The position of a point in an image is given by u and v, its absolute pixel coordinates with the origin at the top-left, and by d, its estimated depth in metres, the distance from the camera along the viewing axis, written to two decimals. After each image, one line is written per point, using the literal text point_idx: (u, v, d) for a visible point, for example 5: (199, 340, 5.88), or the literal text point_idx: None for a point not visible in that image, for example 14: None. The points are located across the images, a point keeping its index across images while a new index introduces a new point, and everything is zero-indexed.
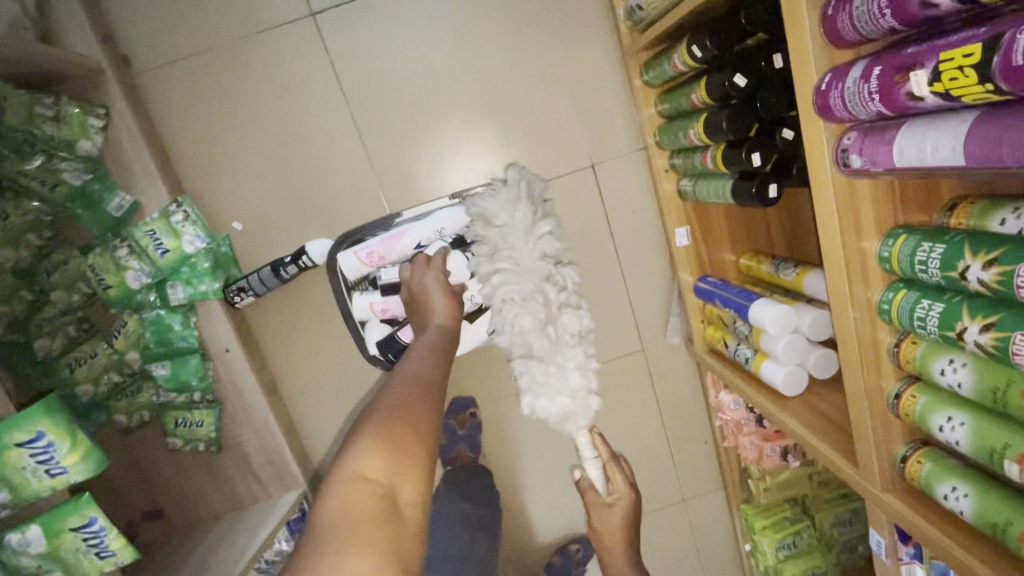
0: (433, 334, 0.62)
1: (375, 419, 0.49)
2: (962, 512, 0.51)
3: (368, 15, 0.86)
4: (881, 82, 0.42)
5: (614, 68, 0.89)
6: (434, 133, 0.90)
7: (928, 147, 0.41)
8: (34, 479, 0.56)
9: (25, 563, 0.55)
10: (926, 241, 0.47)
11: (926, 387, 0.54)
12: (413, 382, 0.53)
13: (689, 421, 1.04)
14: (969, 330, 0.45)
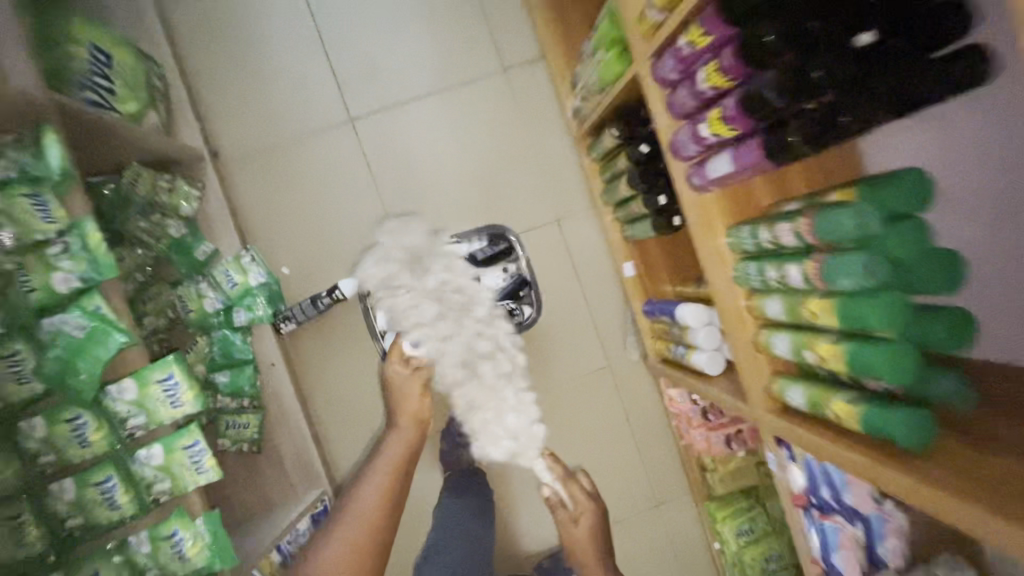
0: (398, 448, 0.90)
1: (359, 498, 0.83)
2: (801, 404, 0.69)
3: (390, 118, 1.18)
4: (692, 130, 0.68)
5: (570, 151, 1.22)
6: (436, 199, 1.19)
7: (721, 163, 0.67)
8: (162, 408, 0.71)
9: (147, 473, 0.71)
10: (743, 225, 0.72)
11: (771, 324, 0.74)
12: (376, 496, 0.84)
13: (650, 423, 1.27)
14: (769, 271, 0.67)
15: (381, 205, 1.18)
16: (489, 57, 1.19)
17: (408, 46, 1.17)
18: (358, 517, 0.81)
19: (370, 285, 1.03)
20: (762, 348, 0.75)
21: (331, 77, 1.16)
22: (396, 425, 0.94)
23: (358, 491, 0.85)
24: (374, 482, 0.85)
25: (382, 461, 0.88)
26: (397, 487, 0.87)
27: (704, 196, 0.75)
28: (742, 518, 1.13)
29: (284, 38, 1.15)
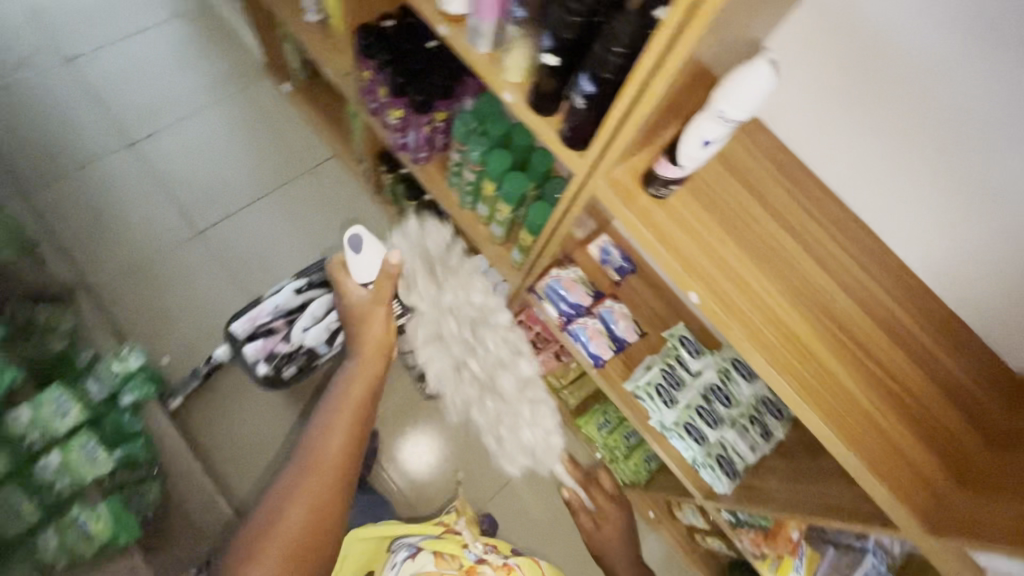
0: (360, 387, 0.90)
1: (326, 442, 0.83)
2: (518, 258, 1.08)
3: (230, 225, 1.54)
4: (391, 126, 1.10)
5: (377, 206, 1.61)
6: (282, 267, 1.52)
7: (411, 136, 1.07)
8: (56, 422, 0.78)
9: (43, 479, 0.74)
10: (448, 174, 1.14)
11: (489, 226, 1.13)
12: (346, 439, 0.84)
13: None
14: (465, 190, 1.09)
15: (238, 286, 1.48)
16: (296, 163, 1.63)
17: (233, 174, 1.60)
18: (325, 460, 0.81)
19: (234, 328, 1.27)
20: (494, 240, 1.13)
21: (176, 209, 1.54)
22: (360, 359, 0.94)
23: (331, 433, 0.84)
24: (342, 417, 0.86)
25: (347, 399, 0.88)
26: (361, 423, 0.87)
27: (425, 167, 1.16)
28: (599, 415, 1.35)
29: (134, 193, 1.54)
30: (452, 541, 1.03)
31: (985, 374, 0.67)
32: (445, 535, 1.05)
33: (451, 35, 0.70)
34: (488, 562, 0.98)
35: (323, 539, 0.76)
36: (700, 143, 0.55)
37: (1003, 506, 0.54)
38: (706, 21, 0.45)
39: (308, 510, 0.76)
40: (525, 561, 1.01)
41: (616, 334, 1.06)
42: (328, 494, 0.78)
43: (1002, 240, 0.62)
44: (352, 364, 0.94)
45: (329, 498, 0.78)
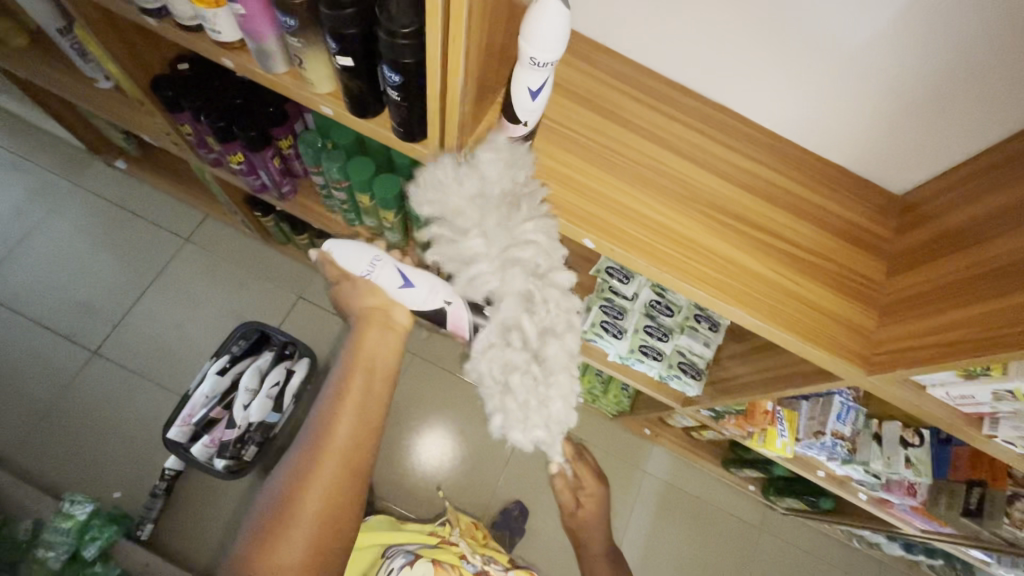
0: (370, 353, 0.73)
1: (332, 423, 0.67)
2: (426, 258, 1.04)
3: (125, 328, 1.41)
4: (243, 174, 1.01)
5: (273, 251, 1.51)
6: (200, 350, 1.41)
7: (266, 176, 0.99)
8: None
9: None
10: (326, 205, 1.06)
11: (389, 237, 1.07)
12: (355, 421, 0.68)
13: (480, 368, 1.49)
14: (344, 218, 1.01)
15: (163, 390, 1.37)
16: (169, 240, 1.49)
17: (103, 279, 1.44)
18: (334, 450, 0.66)
19: (171, 436, 1.17)
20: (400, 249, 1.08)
21: (57, 336, 1.39)
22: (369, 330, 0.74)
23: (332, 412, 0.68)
24: (347, 404, 0.68)
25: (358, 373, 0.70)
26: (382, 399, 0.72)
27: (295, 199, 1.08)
28: None
29: (5, 338, 1.37)
30: (450, 552, 1.01)
31: (872, 207, 0.70)
32: (441, 545, 1.04)
33: (240, 66, 0.63)
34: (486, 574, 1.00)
35: (337, 533, 0.64)
36: (528, 95, 0.51)
37: (923, 324, 0.57)
38: None
39: (326, 495, 0.63)
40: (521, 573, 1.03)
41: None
42: (338, 494, 0.64)
43: (843, 79, 0.62)
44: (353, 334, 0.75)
45: (342, 495, 0.65)
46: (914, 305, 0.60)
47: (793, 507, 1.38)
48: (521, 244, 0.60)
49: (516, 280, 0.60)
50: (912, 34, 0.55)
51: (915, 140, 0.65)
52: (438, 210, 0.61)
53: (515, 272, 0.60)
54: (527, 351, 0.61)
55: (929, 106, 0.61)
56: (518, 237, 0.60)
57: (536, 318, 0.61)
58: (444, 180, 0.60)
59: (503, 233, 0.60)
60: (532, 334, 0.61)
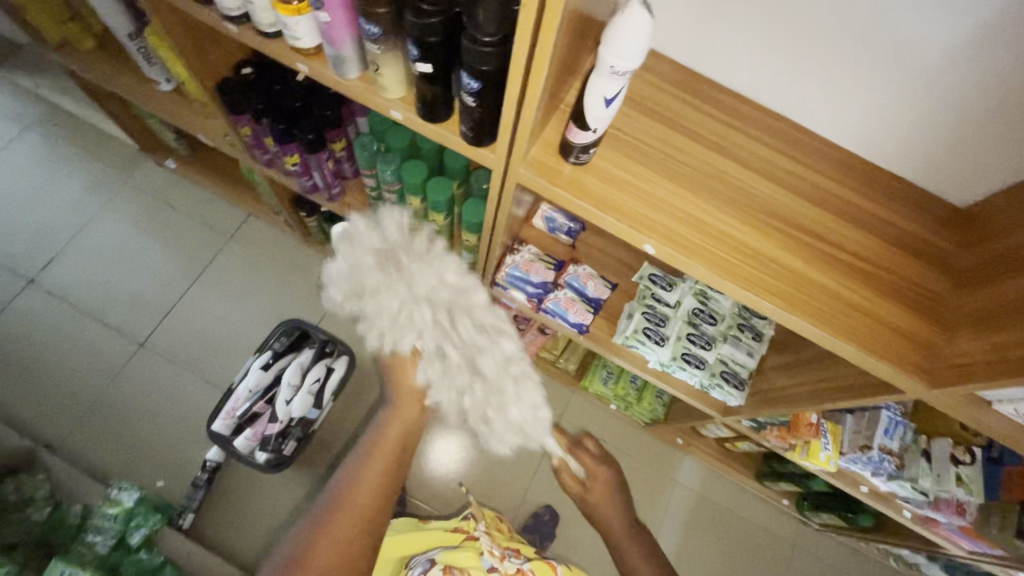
0: (396, 428, 0.84)
1: (363, 470, 0.77)
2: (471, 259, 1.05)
3: (171, 323, 1.45)
4: (298, 175, 1.04)
5: (312, 250, 1.55)
6: (241, 345, 1.45)
7: (319, 177, 1.02)
8: None
9: None
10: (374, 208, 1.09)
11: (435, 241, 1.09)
12: (383, 467, 0.78)
13: None
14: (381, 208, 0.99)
15: (204, 382, 1.41)
16: (213, 238, 1.54)
17: (150, 274, 1.49)
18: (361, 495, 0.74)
19: (215, 428, 1.20)
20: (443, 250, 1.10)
21: (107, 329, 1.44)
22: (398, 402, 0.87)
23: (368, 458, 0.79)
24: (380, 454, 0.80)
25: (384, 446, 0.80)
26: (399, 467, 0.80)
27: (344, 200, 1.11)
28: (601, 369, 1.38)
29: (57, 329, 1.43)
30: (469, 549, 1.01)
31: (936, 220, 0.69)
32: (464, 543, 1.04)
33: (314, 71, 0.65)
34: (500, 570, 0.99)
35: None
36: (602, 103, 0.53)
37: (991, 340, 0.57)
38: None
39: (338, 548, 0.68)
40: (538, 565, 1.03)
41: (534, 285, 1.03)
42: (349, 547, 0.69)
43: (912, 92, 0.62)
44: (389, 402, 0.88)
45: (360, 534, 0.70)
46: (983, 319, 0.60)
47: (829, 523, 1.36)
48: (449, 299, 0.85)
49: (453, 325, 0.85)
50: (990, 49, 0.54)
51: (983, 154, 0.64)
52: (366, 290, 0.86)
53: (455, 326, 0.85)
54: (466, 366, 0.88)
55: (1000, 121, 0.60)
56: (430, 290, 0.84)
57: (468, 345, 0.87)
58: (376, 275, 0.85)
59: (415, 295, 0.84)
60: (464, 352, 0.87)
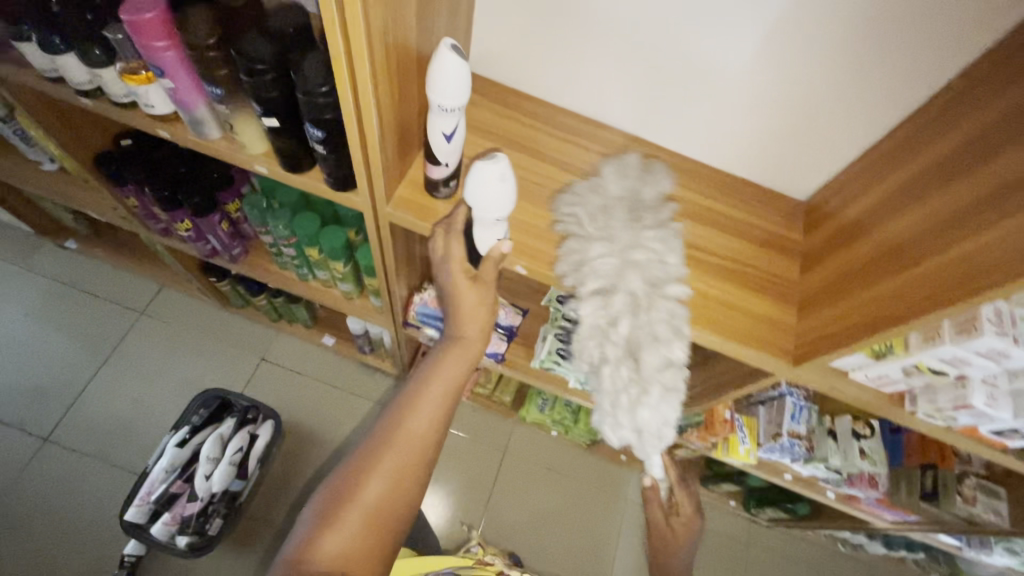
0: (455, 361, 0.68)
1: (414, 410, 0.65)
2: (379, 302, 1.05)
3: (80, 410, 1.36)
4: (194, 240, 1.02)
5: (232, 315, 1.51)
6: (159, 423, 1.37)
7: (215, 239, 1.00)
8: None
9: None
10: (280, 265, 1.08)
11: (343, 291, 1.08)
12: (435, 413, 0.66)
13: (486, 424, 1.49)
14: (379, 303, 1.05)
15: (120, 469, 1.32)
16: (125, 315, 1.48)
17: (56, 363, 1.41)
18: (411, 432, 0.64)
19: (128, 517, 1.12)
20: (354, 299, 1.10)
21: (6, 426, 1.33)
22: (457, 339, 0.69)
23: (422, 395, 0.66)
24: (433, 394, 0.66)
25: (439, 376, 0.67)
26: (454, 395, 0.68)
27: (248, 259, 1.10)
28: (536, 397, 1.39)
29: None
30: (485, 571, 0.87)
31: (780, 214, 0.76)
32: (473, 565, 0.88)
33: (175, 136, 0.66)
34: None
35: (401, 513, 0.61)
36: (443, 139, 0.56)
37: (834, 310, 0.61)
38: (365, 41, 0.45)
39: (389, 484, 0.61)
40: None
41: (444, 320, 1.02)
42: (404, 478, 0.62)
43: (732, 103, 0.70)
44: (446, 335, 0.70)
45: (410, 466, 0.63)
46: (825, 295, 0.64)
47: (777, 517, 1.38)
48: (655, 288, 0.63)
49: (650, 311, 0.62)
50: (785, 57, 0.63)
51: (805, 149, 0.72)
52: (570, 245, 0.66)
53: (653, 305, 0.62)
54: (630, 352, 0.62)
55: (811, 119, 0.68)
56: (655, 276, 0.63)
57: (633, 313, 0.62)
58: (602, 224, 0.65)
59: (644, 280, 0.63)
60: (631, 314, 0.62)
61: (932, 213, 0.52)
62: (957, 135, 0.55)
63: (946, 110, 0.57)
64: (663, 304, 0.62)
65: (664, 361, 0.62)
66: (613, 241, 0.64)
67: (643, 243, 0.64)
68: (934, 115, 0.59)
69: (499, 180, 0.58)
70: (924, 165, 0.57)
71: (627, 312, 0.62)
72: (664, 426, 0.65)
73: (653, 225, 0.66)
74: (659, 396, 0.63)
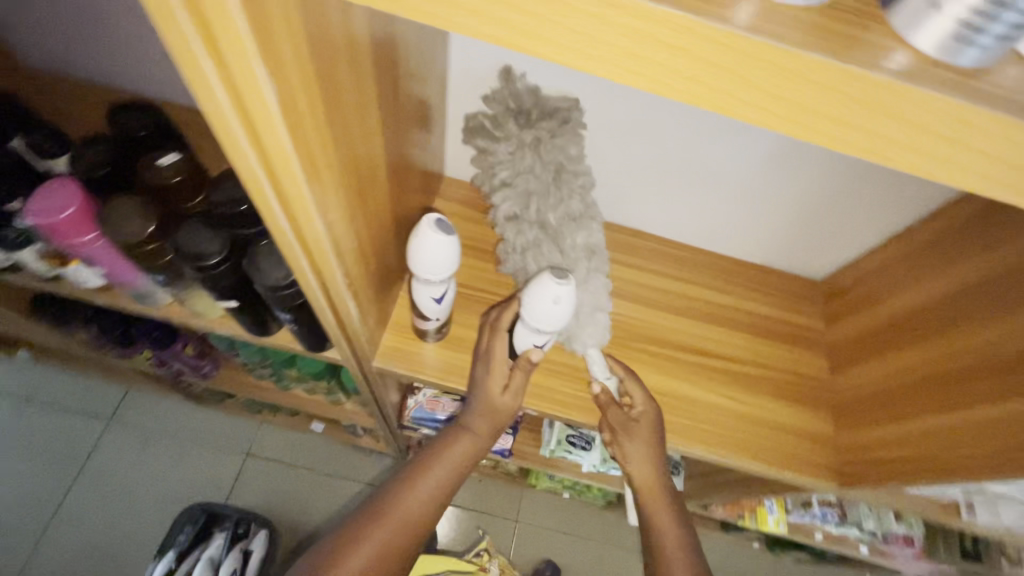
0: (461, 443, 0.59)
1: (408, 489, 0.57)
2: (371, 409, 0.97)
3: (51, 540, 1.25)
4: (159, 365, 0.93)
5: (210, 410, 1.40)
6: (141, 543, 1.26)
7: (181, 364, 0.91)
8: None
9: None
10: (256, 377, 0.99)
11: (330, 398, 0.99)
12: (439, 490, 0.57)
13: (498, 497, 1.40)
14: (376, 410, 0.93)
15: None
16: (91, 425, 1.36)
17: (19, 489, 1.28)
18: (403, 513, 0.56)
19: None
20: (341, 403, 1.01)
21: None
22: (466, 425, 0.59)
23: (423, 467, 0.58)
24: (432, 479, 0.57)
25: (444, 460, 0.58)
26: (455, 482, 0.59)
27: (220, 373, 1.00)
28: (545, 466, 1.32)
29: None
30: None
31: (799, 302, 0.71)
32: None
33: (117, 306, 0.57)
34: None
35: None
36: (433, 303, 0.49)
37: (873, 435, 0.57)
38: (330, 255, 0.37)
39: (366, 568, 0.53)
40: None
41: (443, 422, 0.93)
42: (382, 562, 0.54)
43: (739, 201, 0.64)
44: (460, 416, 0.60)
45: (392, 550, 0.55)
46: (861, 408, 0.59)
47: (804, 558, 1.34)
48: (562, 161, 0.53)
49: (561, 188, 0.54)
50: (794, 161, 0.57)
51: (819, 238, 0.66)
52: (472, 143, 0.55)
53: (561, 182, 0.53)
54: (548, 234, 0.54)
55: (823, 212, 0.63)
56: (551, 152, 0.52)
57: (550, 195, 0.53)
58: (501, 119, 0.53)
59: (542, 158, 0.52)
60: (543, 197, 0.54)
61: (961, 357, 0.47)
62: (987, 261, 0.48)
63: (970, 223, 0.51)
64: (575, 178, 0.54)
65: (584, 240, 0.55)
66: (512, 132, 0.52)
67: (536, 125, 0.52)
68: (955, 224, 0.53)
69: (552, 303, 0.46)
70: (956, 284, 0.50)
71: (539, 196, 0.54)
72: (600, 311, 0.57)
73: (552, 109, 0.52)
74: (586, 276, 0.56)
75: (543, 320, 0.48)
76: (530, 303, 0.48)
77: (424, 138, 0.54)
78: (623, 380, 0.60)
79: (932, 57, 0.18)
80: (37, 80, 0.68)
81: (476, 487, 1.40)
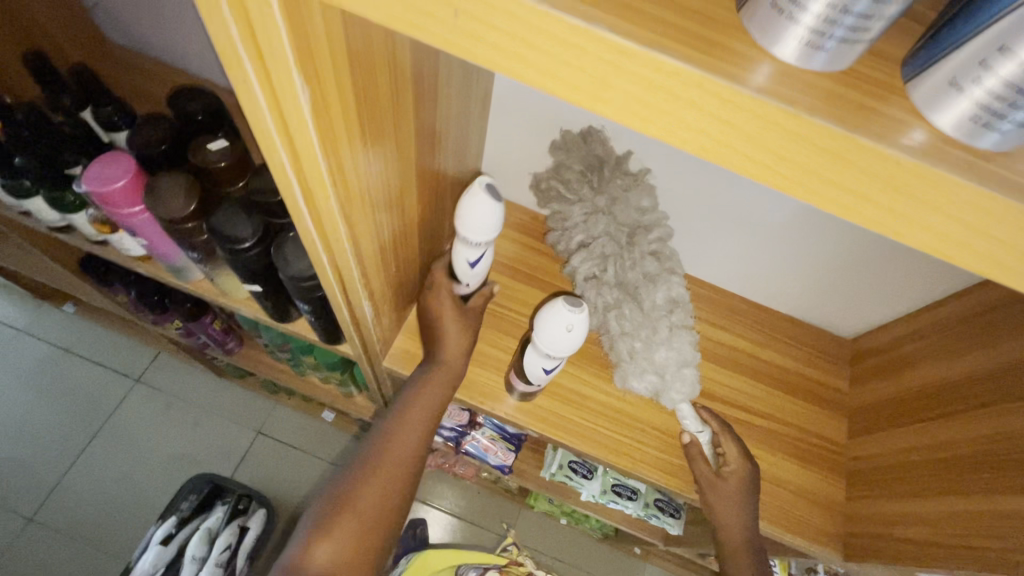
0: (438, 376, 0.56)
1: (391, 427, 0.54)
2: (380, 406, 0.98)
3: (65, 488, 1.31)
4: (187, 335, 0.97)
5: (229, 384, 1.44)
6: (146, 504, 1.31)
7: (207, 337, 0.94)
8: None
9: None
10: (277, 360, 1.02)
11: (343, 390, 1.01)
12: (424, 425, 0.55)
13: (494, 511, 1.38)
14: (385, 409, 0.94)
15: (103, 555, 1.25)
16: (119, 383, 1.42)
17: (46, 433, 1.35)
18: (393, 452, 0.53)
19: None
20: (353, 396, 1.02)
21: None
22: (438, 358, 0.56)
23: (408, 402, 0.55)
24: (413, 413, 0.55)
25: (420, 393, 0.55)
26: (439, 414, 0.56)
27: (243, 350, 1.03)
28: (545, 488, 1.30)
29: None
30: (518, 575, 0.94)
31: (824, 358, 0.68)
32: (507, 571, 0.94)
33: (154, 275, 0.60)
34: None
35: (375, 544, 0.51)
36: (467, 266, 0.54)
37: (883, 511, 0.54)
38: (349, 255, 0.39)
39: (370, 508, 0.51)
40: None
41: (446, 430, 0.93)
42: (386, 497, 0.52)
43: (772, 247, 0.62)
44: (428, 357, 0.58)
45: (395, 480, 0.52)
46: (875, 480, 0.57)
47: None
48: (635, 220, 0.56)
49: (634, 249, 0.56)
50: (832, 216, 0.55)
51: (851, 295, 0.64)
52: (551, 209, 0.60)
53: (636, 243, 0.55)
54: (627, 293, 0.55)
55: (859, 269, 0.60)
56: (624, 212, 0.55)
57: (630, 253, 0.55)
58: (574, 184, 0.57)
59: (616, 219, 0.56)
60: (621, 255, 0.56)
61: (975, 442, 0.45)
62: (1008, 347, 0.46)
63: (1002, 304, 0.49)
64: (648, 236, 0.56)
65: (665, 298, 0.55)
66: (586, 195, 0.56)
67: (609, 184, 0.55)
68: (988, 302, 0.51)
69: (567, 330, 0.46)
70: (979, 366, 0.48)
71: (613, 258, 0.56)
72: (686, 367, 0.56)
73: (621, 167, 0.56)
74: (671, 333, 0.55)
75: (556, 347, 0.48)
76: (544, 326, 0.47)
77: (460, 151, 0.55)
78: (716, 433, 0.57)
79: (953, 137, 0.18)
80: (114, 56, 0.73)
81: (474, 498, 1.39)
